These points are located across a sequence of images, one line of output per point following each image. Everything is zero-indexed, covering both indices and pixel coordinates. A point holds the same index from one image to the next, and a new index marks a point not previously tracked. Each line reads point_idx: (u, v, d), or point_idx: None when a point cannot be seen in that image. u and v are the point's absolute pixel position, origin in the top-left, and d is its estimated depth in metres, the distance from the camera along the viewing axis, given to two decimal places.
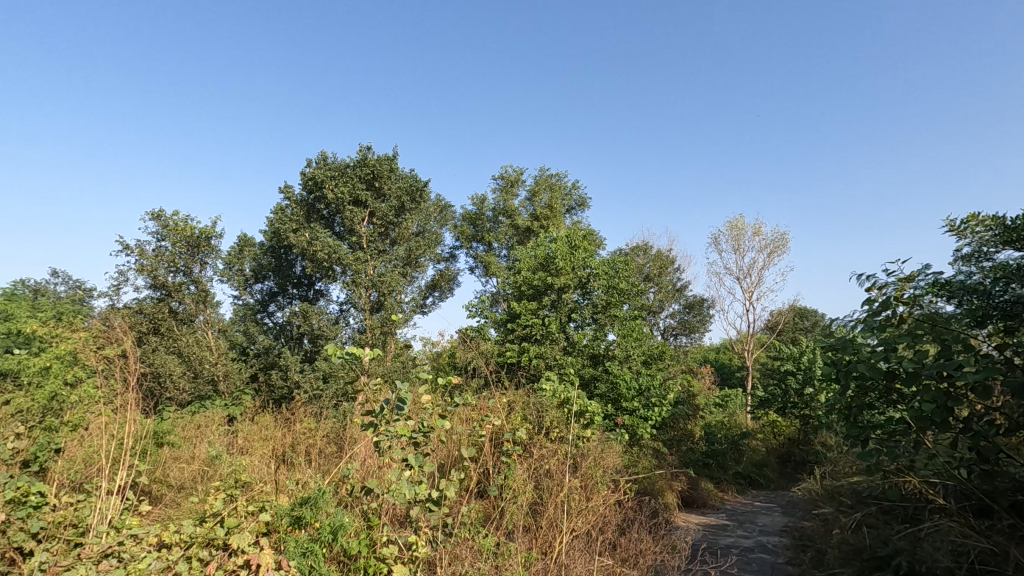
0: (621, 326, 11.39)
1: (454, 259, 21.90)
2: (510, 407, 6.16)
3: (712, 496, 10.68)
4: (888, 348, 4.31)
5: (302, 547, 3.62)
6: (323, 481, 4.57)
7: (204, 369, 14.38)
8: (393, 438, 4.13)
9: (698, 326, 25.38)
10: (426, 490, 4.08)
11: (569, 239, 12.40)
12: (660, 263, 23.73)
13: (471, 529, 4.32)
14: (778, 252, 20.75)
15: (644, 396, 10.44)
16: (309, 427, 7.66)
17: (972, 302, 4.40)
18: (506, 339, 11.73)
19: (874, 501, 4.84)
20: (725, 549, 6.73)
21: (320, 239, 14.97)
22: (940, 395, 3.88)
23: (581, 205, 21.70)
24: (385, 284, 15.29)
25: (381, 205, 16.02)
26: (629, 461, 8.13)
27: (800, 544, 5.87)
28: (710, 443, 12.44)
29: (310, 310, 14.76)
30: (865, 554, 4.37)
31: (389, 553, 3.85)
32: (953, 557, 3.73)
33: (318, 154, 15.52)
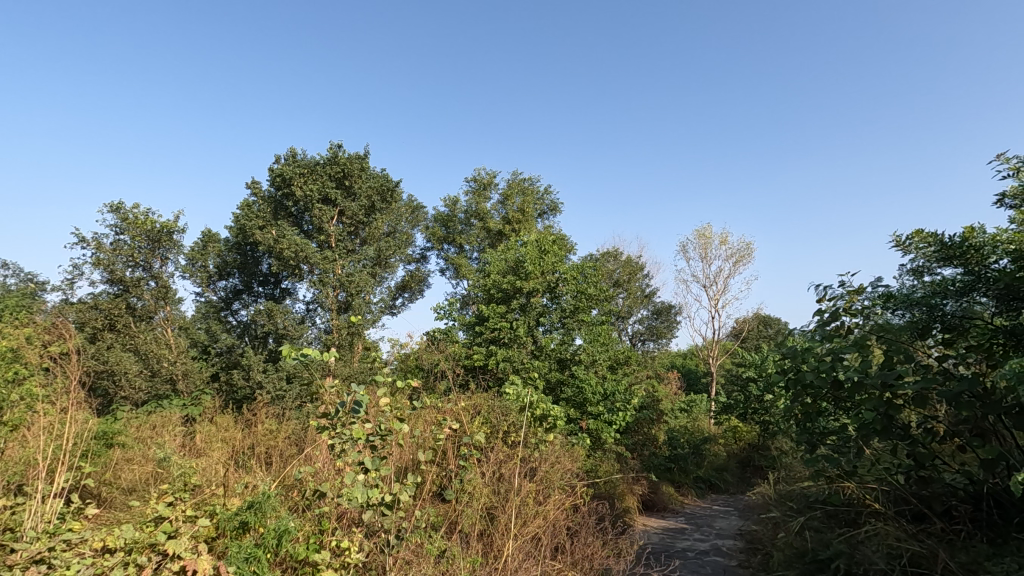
0: (589, 331, 11.50)
1: (425, 261, 21.80)
2: (472, 411, 6.19)
3: (672, 500, 10.88)
4: (835, 358, 4.48)
5: (244, 552, 3.50)
6: (274, 486, 4.48)
7: (162, 368, 13.96)
8: (347, 441, 4.11)
9: (665, 332, 25.80)
10: (380, 494, 4.05)
11: (539, 244, 12.50)
12: (630, 269, 24.09)
13: (424, 534, 4.26)
14: (743, 261, 21.27)
15: (609, 401, 10.58)
16: (269, 429, 7.52)
17: (915, 315, 4.55)
18: (475, 341, 11.69)
19: (818, 505, 5.02)
20: (681, 552, 6.86)
21: (287, 237, 14.66)
22: (880, 403, 4.06)
23: (553, 210, 21.86)
24: (354, 284, 15.12)
25: (351, 204, 15.83)
26: (591, 464, 8.22)
27: (752, 548, 6.01)
28: (673, 447, 12.65)
29: (275, 309, 14.48)
30: (808, 557, 4.51)
31: (321, 558, 3.72)
32: (888, 560, 3.87)
33: (287, 150, 15.30)
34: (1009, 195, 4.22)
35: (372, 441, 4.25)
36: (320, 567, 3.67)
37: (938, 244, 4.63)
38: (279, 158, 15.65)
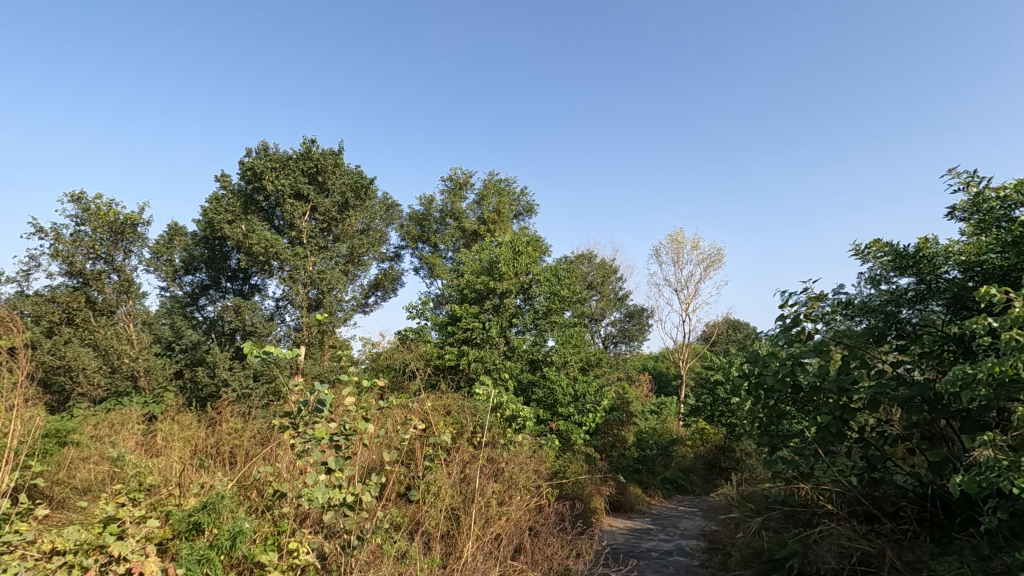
0: (561, 333, 11.55)
1: (399, 259, 21.64)
2: (440, 410, 6.19)
3: (639, 501, 11.04)
4: (795, 363, 4.62)
5: (196, 554, 3.39)
6: (232, 486, 4.39)
7: (122, 364, 13.49)
8: (310, 440, 4.06)
9: (637, 335, 26.14)
10: (342, 494, 3.99)
11: (513, 245, 12.54)
12: (604, 272, 24.37)
13: (385, 535, 4.22)
14: (714, 266, 21.67)
15: (579, 402, 10.69)
16: (234, 428, 7.35)
17: (873, 322, 4.69)
18: (447, 341, 11.64)
19: (777, 505, 5.17)
20: (645, 552, 6.94)
21: (257, 232, 14.37)
22: (836, 407, 4.20)
23: (529, 211, 21.93)
24: (325, 281, 14.91)
25: (324, 200, 15.60)
26: (559, 465, 8.28)
27: (713, 548, 6.12)
28: (641, 449, 12.82)
29: (243, 305, 14.18)
30: (764, 557, 4.65)
31: (269, 560, 3.62)
32: (839, 559, 4.01)
33: (258, 144, 15.00)
34: (960, 208, 4.38)
35: (336, 441, 4.20)
36: (267, 569, 3.59)
37: (895, 255, 4.66)
38: (250, 151, 15.35)
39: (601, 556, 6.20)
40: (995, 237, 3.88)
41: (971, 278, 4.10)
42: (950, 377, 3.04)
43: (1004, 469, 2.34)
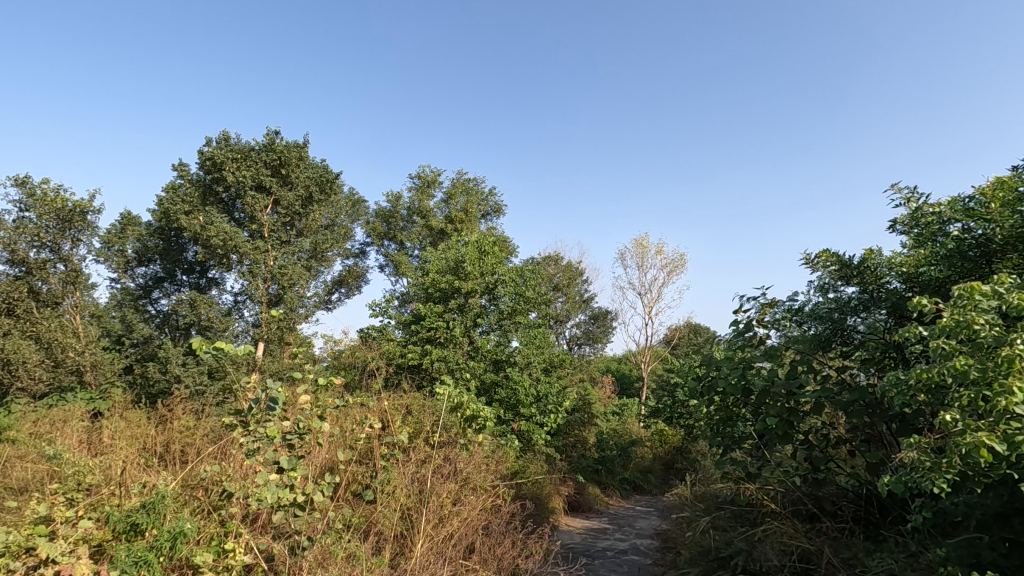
0: (525, 334, 11.56)
1: (364, 256, 21.37)
2: (398, 410, 6.16)
3: (597, 501, 11.19)
4: (747, 366, 4.78)
5: (134, 556, 3.23)
6: (176, 485, 4.26)
7: (67, 358, 12.78)
8: (261, 439, 3.97)
9: (601, 337, 26.49)
10: (293, 494, 3.92)
11: (479, 244, 12.51)
12: (569, 274, 24.67)
13: (336, 535, 4.16)
14: (677, 271, 22.13)
15: (541, 403, 10.78)
16: (186, 425, 7.12)
17: (820, 328, 4.89)
18: (410, 339, 11.53)
19: (727, 505, 5.35)
20: (600, 552, 7.01)
21: (215, 224, 13.91)
22: (783, 410, 4.37)
23: (497, 211, 21.94)
24: (286, 276, 14.57)
25: (287, 193, 15.26)
26: (518, 465, 8.32)
27: (666, 547, 6.26)
28: (601, 449, 13.02)
29: (199, 299, 13.77)
30: (710, 555, 4.80)
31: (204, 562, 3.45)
32: (780, 556, 4.18)
33: (219, 133, 14.56)
34: (902, 221, 4.59)
35: (289, 439, 4.13)
36: (201, 569, 3.47)
37: (842, 264, 4.85)
38: (210, 140, 14.88)
39: (555, 556, 6.25)
40: (932, 250, 4.07)
41: (910, 289, 4.31)
42: (885, 382, 3.18)
43: (925, 470, 2.46)
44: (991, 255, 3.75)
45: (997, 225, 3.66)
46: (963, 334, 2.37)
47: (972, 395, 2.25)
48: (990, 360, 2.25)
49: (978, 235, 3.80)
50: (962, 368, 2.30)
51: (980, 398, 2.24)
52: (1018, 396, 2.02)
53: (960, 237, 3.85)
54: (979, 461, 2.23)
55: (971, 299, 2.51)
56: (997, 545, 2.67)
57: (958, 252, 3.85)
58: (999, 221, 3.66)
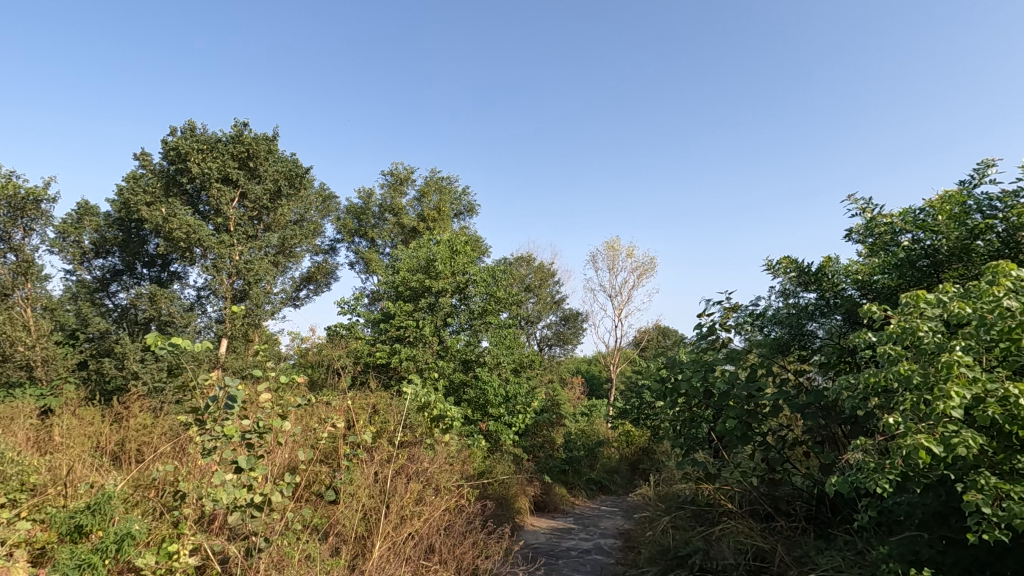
0: (495, 334, 11.54)
1: (334, 253, 21.05)
2: (362, 409, 6.10)
3: (563, 501, 11.27)
4: (708, 369, 4.89)
5: (78, 559, 3.11)
6: (127, 486, 4.14)
7: (15, 353, 12.04)
8: (218, 438, 3.86)
9: (572, 338, 26.69)
10: (249, 494, 3.83)
11: (451, 243, 12.44)
12: (541, 275, 24.83)
13: (294, 536, 4.09)
14: (646, 275, 22.43)
15: (510, 403, 10.80)
16: (142, 423, 6.88)
17: (779, 333, 5.04)
18: (379, 338, 11.40)
19: (687, 505, 5.46)
20: (564, 552, 7.06)
21: (178, 216, 13.47)
22: (742, 412, 4.48)
23: (470, 211, 21.91)
24: (252, 271, 14.21)
25: (255, 186, 14.90)
26: (485, 465, 8.32)
27: (629, 546, 6.34)
28: (569, 450, 13.12)
29: (160, 293, 13.34)
30: (669, 553, 4.89)
31: (146, 565, 3.35)
32: (735, 555, 4.28)
33: (184, 122, 14.15)
34: (857, 231, 4.77)
35: (249, 439, 4.04)
36: (146, 572, 3.36)
37: (800, 271, 5.01)
38: (174, 130, 14.44)
39: (518, 555, 6.26)
40: (884, 259, 4.24)
41: (864, 296, 4.47)
42: (837, 385, 3.29)
43: (870, 470, 2.55)
44: (938, 265, 3.92)
45: (944, 237, 3.83)
46: (908, 340, 2.47)
47: (914, 399, 2.33)
48: (932, 365, 2.34)
49: (926, 246, 3.97)
50: (906, 373, 2.39)
51: (922, 402, 2.33)
52: (955, 400, 2.11)
53: (910, 247, 4.01)
54: (918, 462, 2.32)
55: (916, 307, 2.61)
56: (935, 542, 2.78)
57: (907, 261, 4.01)
58: (945, 232, 3.84)
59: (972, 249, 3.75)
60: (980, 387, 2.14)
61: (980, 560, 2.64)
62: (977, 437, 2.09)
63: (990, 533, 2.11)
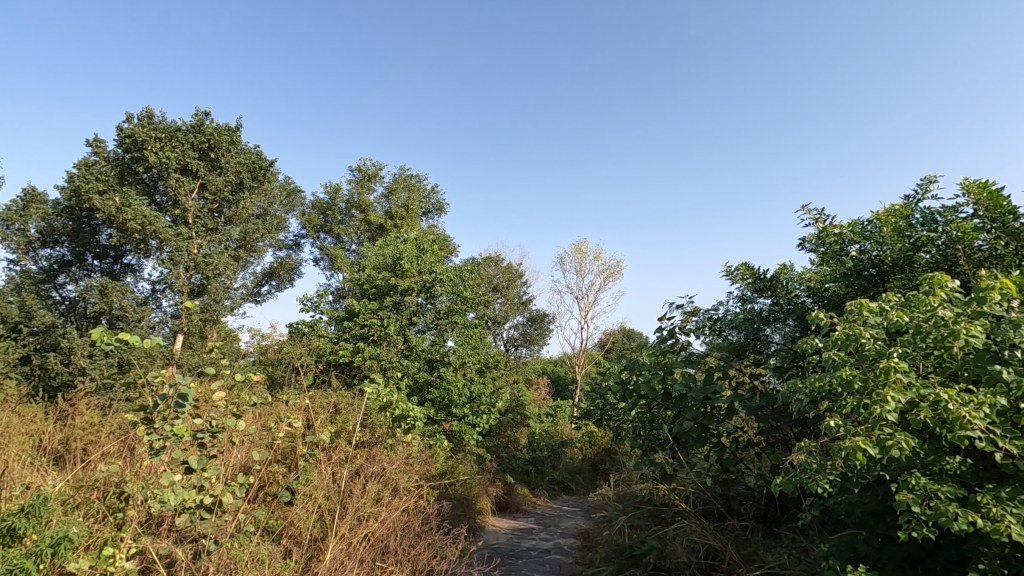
0: (461, 334, 11.49)
1: (297, 248, 20.62)
2: (322, 408, 6.02)
3: (525, 501, 11.31)
4: (666, 371, 4.99)
5: (9, 563, 2.97)
6: (67, 488, 3.96)
7: None
8: (168, 437, 3.74)
9: (538, 339, 26.82)
10: (200, 495, 3.72)
11: (418, 241, 12.33)
12: (509, 276, 24.90)
13: (246, 538, 3.99)
14: (613, 277, 22.70)
15: (474, 403, 10.77)
16: (89, 421, 6.58)
17: (735, 337, 5.19)
18: (342, 336, 11.22)
19: (643, 505, 5.55)
20: (524, 552, 7.09)
21: (133, 206, 12.94)
22: (699, 414, 4.60)
23: (438, 209, 21.80)
24: (210, 266, 13.83)
25: (216, 178, 14.48)
26: (446, 466, 8.30)
27: (587, 546, 6.41)
28: (533, 450, 13.19)
29: (111, 286, 12.83)
30: (625, 553, 4.97)
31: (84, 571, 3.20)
32: (688, 553, 4.39)
33: (141, 109, 13.63)
34: (810, 240, 4.94)
35: (201, 438, 3.92)
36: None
37: (756, 278, 5.17)
38: (131, 117, 13.89)
39: (476, 556, 6.27)
40: (834, 268, 4.41)
41: (816, 303, 4.64)
42: (785, 388, 3.42)
43: (813, 471, 2.65)
44: (884, 275, 4.11)
45: (888, 248, 4.02)
46: (851, 346, 2.58)
47: (855, 403, 2.43)
48: (872, 371, 2.46)
49: (873, 256, 4.15)
50: (848, 378, 2.49)
51: (862, 406, 2.44)
52: (891, 404, 2.22)
53: (857, 257, 4.19)
54: (856, 463, 2.43)
55: (860, 314, 2.74)
56: (871, 539, 2.92)
57: (856, 271, 4.19)
58: (890, 244, 4.03)
59: (914, 260, 3.96)
60: (914, 392, 2.25)
61: (912, 556, 2.78)
62: (909, 440, 2.19)
63: (919, 531, 2.22)
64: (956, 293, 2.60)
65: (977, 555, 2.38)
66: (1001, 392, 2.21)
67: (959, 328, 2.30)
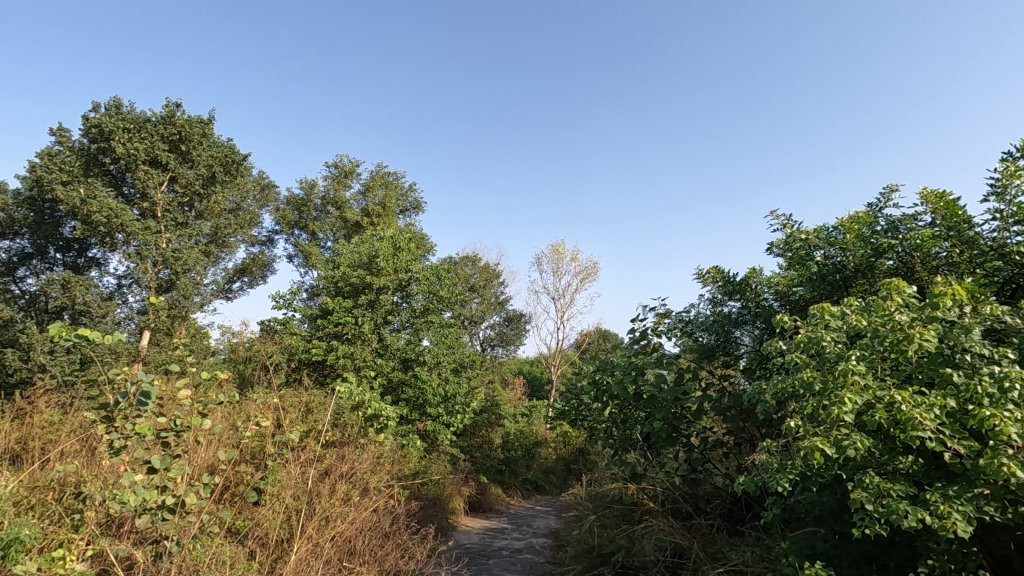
0: (436, 333, 11.44)
1: (271, 244, 20.28)
2: (291, 407, 5.94)
3: (498, 501, 11.32)
4: (638, 372, 5.04)
5: None
6: (22, 489, 3.82)
7: None
8: (129, 436, 3.63)
9: (515, 339, 26.84)
10: (162, 496, 3.62)
11: (394, 240, 12.22)
12: (486, 275, 24.89)
13: (209, 539, 3.90)
14: (589, 278, 22.85)
15: (448, 403, 10.72)
16: (49, 420, 6.37)
17: (705, 338, 5.28)
18: (315, 334, 11.07)
19: (614, 505, 5.60)
20: (495, 552, 7.09)
21: (98, 198, 12.55)
22: (669, 415, 4.67)
23: (416, 208, 21.67)
24: (180, 261, 13.46)
25: (187, 170, 14.14)
26: (419, 465, 8.26)
27: (558, 545, 6.44)
28: (507, 450, 13.19)
29: (74, 280, 12.44)
30: (594, 552, 5.02)
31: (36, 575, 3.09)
32: (655, 551, 4.45)
33: (109, 99, 13.23)
34: (778, 245, 5.06)
35: (164, 437, 3.82)
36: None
37: (726, 281, 5.27)
38: (98, 107, 13.48)
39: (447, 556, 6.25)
40: (800, 272, 4.52)
41: (782, 306, 4.75)
42: (749, 389, 3.49)
43: (774, 471, 2.72)
44: (847, 280, 4.24)
45: (851, 254, 4.14)
46: (813, 349, 2.65)
47: (814, 404, 2.49)
48: (832, 373, 2.53)
49: (836, 262, 4.27)
50: (809, 379, 2.56)
51: (821, 407, 2.51)
52: (847, 405, 2.29)
53: (822, 262, 4.31)
54: (814, 462, 2.50)
55: (823, 318, 2.81)
56: (829, 537, 3.01)
57: (821, 275, 4.30)
58: (853, 250, 4.16)
59: (876, 266, 4.09)
60: (870, 394, 2.32)
61: (867, 553, 2.86)
62: (864, 440, 2.27)
63: (872, 528, 2.29)
64: (913, 299, 2.70)
65: (926, 552, 2.47)
66: (951, 394, 2.30)
67: (914, 332, 2.39)
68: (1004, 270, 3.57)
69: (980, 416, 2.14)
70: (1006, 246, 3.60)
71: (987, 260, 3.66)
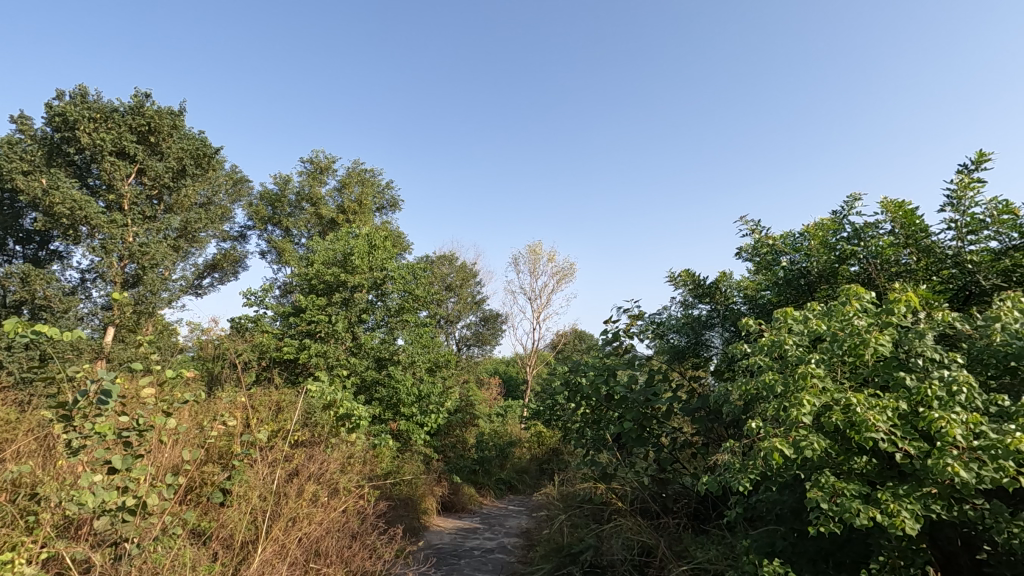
0: (411, 333, 11.36)
1: (243, 240, 19.90)
2: (260, 406, 5.84)
3: (472, 501, 11.30)
4: (610, 372, 5.09)
5: None
6: None
7: None
8: (88, 435, 3.53)
9: (491, 339, 26.82)
10: (122, 497, 3.53)
11: (370, 237, 12.09)
12: (463, 275, 24.82)
13: (171, 541, 3.82)
14: (566, 280, 22.98)
15: (422, 403, 10.65)
16: (6, 418, 6.16)
17: (676, 340, 5.36)
18: (287, 332, 10.90)
19: (584, 504, 5.66)
20: (466, 551, 7.09)
21: (61, 189, 12.14)
22: (639, 415, 4.73)
23: (393, 206, 21.51)
24: (147, 256, 13.10)
25: (156, 163, 13.75)
26: (391, 466, 8.21)
27: (529, 544, 6.48)
28: (481, 450, 13.17)
29: (35, 273, 12.03)
30: (564, 551, 5.06)
31: None
32: (623, 550, 4.51)
33: (74, 87, 12.80)
34: (746, 249, 5.17)
35: (126, 437, 3.72)
36: None
37: (696, 284, 5.37)
38: (62, 95, 13.04)
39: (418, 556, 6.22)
40: (768, 276, 4.65)
41: (750, 309, 4.87)
42: (714, 391, 3.57)
43: (736, 471, 2.79)
44: (812, 285, 4.37)
45: (816, 260, 4.26)
46: (776, 352, 2.73)
47: (775, 406, 2.56)
48: (793, 376, 2.60)
49: (802, 267, 4.40)
50: (770, 382, 2.64)
51: (782, 408, 2.58)
52: (806, 407, 2.36)
53: (788, 268, 4.43)
54: (774, 462, 2.57)
55: (786, 322, 2.89)
56: (789, 535, 3.09)
57: (788, 280, 4.42)
58: (817, 256, 4.29)
59: (839, 272, 4.22)
60: (828, 396, 2.40)
61: (824, 550, 2.95)
62: (821, 441, 2.34)
63: (826, 526, 2.37)
64: (871, 304, 2.79)
65: (878, 548, 2.56)
66: (903, 397, 2.39)
67: (871, 337, 2.48)
68: (958, 277, 3.76)
69: (929, 419, 2.23)
70: (961, 254, 3.76)
71: (943, 267, 3.83)
